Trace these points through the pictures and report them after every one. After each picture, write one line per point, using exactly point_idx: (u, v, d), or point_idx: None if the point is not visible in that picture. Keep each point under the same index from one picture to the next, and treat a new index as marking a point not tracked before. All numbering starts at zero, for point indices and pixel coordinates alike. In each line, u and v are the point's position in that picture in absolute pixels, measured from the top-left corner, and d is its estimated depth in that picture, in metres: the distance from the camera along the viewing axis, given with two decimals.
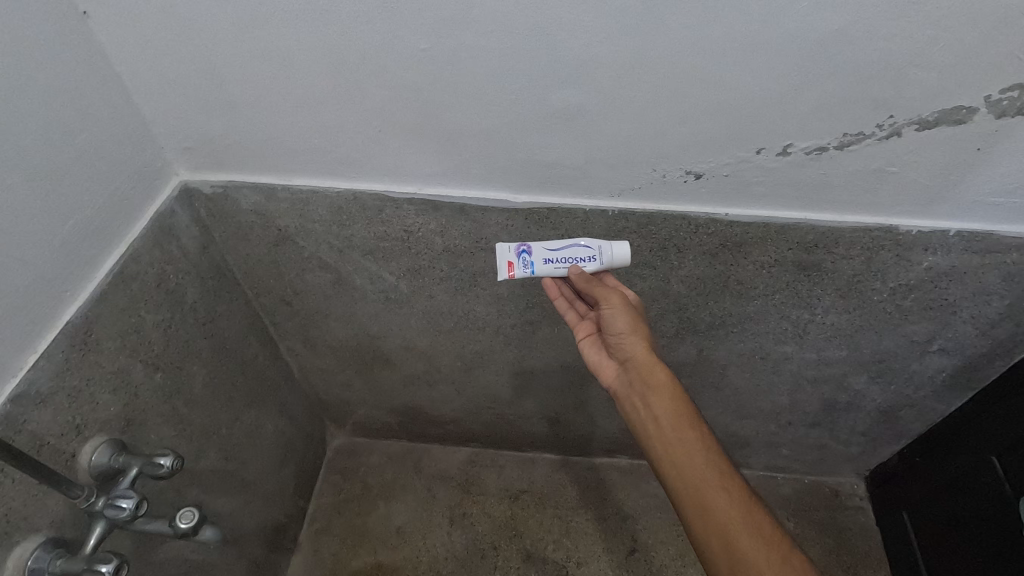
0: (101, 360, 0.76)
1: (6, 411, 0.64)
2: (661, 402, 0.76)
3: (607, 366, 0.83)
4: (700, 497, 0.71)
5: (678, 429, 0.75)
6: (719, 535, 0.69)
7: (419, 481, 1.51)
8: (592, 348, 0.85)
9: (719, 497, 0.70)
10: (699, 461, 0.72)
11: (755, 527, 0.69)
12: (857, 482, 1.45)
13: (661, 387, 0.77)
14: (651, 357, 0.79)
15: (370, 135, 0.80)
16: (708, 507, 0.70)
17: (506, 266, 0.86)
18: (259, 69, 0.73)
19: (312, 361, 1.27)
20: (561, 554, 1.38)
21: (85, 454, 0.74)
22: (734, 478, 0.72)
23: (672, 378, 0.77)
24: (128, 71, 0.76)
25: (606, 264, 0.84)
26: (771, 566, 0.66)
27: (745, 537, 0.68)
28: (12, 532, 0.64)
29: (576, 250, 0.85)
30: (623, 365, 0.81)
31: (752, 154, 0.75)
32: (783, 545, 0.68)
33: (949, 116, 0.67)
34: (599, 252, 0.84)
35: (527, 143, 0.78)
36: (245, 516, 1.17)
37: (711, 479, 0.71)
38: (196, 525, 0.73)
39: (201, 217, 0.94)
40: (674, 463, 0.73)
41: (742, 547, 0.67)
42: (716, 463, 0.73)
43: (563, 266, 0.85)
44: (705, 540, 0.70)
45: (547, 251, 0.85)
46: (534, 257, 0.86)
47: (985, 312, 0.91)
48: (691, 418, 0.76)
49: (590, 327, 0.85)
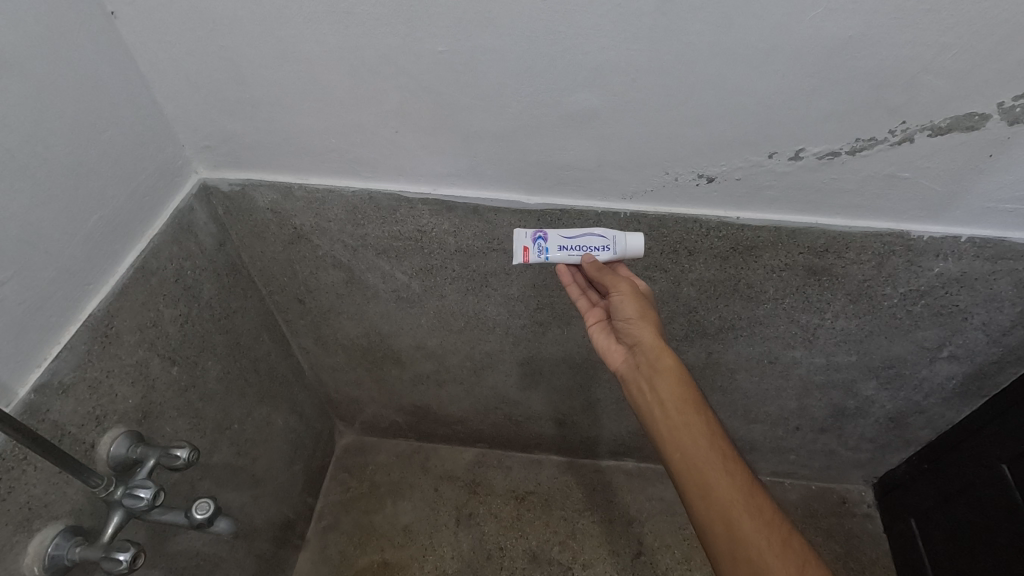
0: (120, 353, 0.77)
1: (29, 400, 0.66)
2: (668, 387, 0.76)
3: (615, 351, 0.83)
4: (704, 480, 0.71)
5: (683, 414, 0.75)
6: (721, 517, 0.69)
7: (426, 481, 1.52)
8: (601, 334, 0.85)
9: (722, 480, 0.71)
10: (704, 446, 0.73)
11: (757, 510, 0.69)
12: (865, 489, 1.45)
13: (669, 373, 0.77)
14: (660, 343, 0.79)
15: (387, 136, 0.81)
16: (711, 489, 0.70)
17: (522, 251, 0.86)
18: (281, 70, 0.75)
19: (323, 359, 1.29)
20: (567, 556, 1.39)
21: (103, 445, 0.75)
22: (737, 463, 0.73)
23: (679, 364, 0.77)
24: (152, 70, 0.77)
25: (619, 254, 0.84)
26: (771, 549, 0.67)
27: (747, 520, 0.68)
28: (34, 518, 0.66)
29: (590, 238, 0.85)
30: (631, 349, 0.81)
31: (764, 158, 0.76)
32: (783, 529, 0.69)
33: (961, 122, 0.67)
34: (613, 242, 0.84)
35: (541, 145, 0.79)
36: (256, 511, 1.18)
37: (715, 463, 0.72)
38: (211, 516, 0.74)
39: (218, 215, 0.96)
40: (679, 447, 0.73)
41: (744, 530, 0.68)
42: (720, 447, 0.73)
43: (576, 254, 0.85)
44: (706, 522, 0.70)
45: (563, 237, 0.85)
46: (549, 244, 0.85)
47: (997, 319, 0.91)
48: (697, 403, 0.76)
49: (599, 315, 0.86)
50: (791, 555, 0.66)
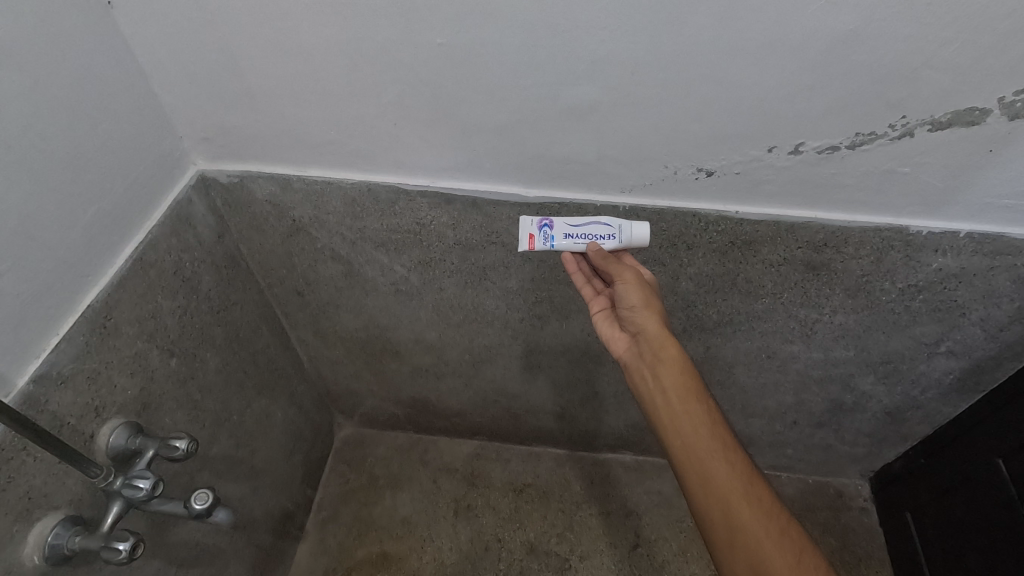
0: (119, 344, 0.77)
1: (28, 390, 0.66)
2: (671, 376, 0.76)
3: (618, 340, 0.83)
4: (704, 469, 0.71)
5: (686, 403, 0.75)
6: (720, 506, 0.70)
7: (425, 473, 1.53)
8: (604, 321, 0.85)
9: (723, 470, 0.71)
10: (705, 435, 0.73)
11: (756, 500, 0.70)
12: (861, 484, 1.45)
13: (672, 362, 0.76)
14: (664, 331, 0.78)
15: (386, 129, 0.81)
16: (711, 478, 0.71)
17: (527, 238, 0.86)
18: (279, 62, 0.74)
19: (323, 351, 1.29)
20: (565, 548, 1.39)
21: (102, 436, 0.75)
22: (737, 452, 0.73)
23: (682, 353, 0.77)
24: (150, 62, 0.77)
25: (625, 243, 0.84)
26: (768, 538, 0.68)
27: (745, 510, 0.69)
28: (34, 508, 0.66)
29: (596, 227, 0.84)
30: (635, 338, 0.81)
31: (764, 153, 0.75)
32: (781, 519, 0.69)
33: (961, 117, 0.67)
34: (618, 231, 0.84)
35: (540, 138, 0.79)
36: (255, 502, 1.19)
37: (716, 452, 0.72)
38: (209, 507, 0.74)
39: (217, 207, 0.96)
40: (680, 436, 0.73)
41: (742, 519, 0.69)
42: (721, 437, 0.73)
43: (582, 242, 0.84)
44: (705, 510, 0.71)
45: (569, 226, 0.85)
46: (555, 231, 0.85)
47: (995, 314, 0.92)
48: (699, 392, 0.76)
49: (603, 302, 0.85)
50: (787, 543, 0.67)
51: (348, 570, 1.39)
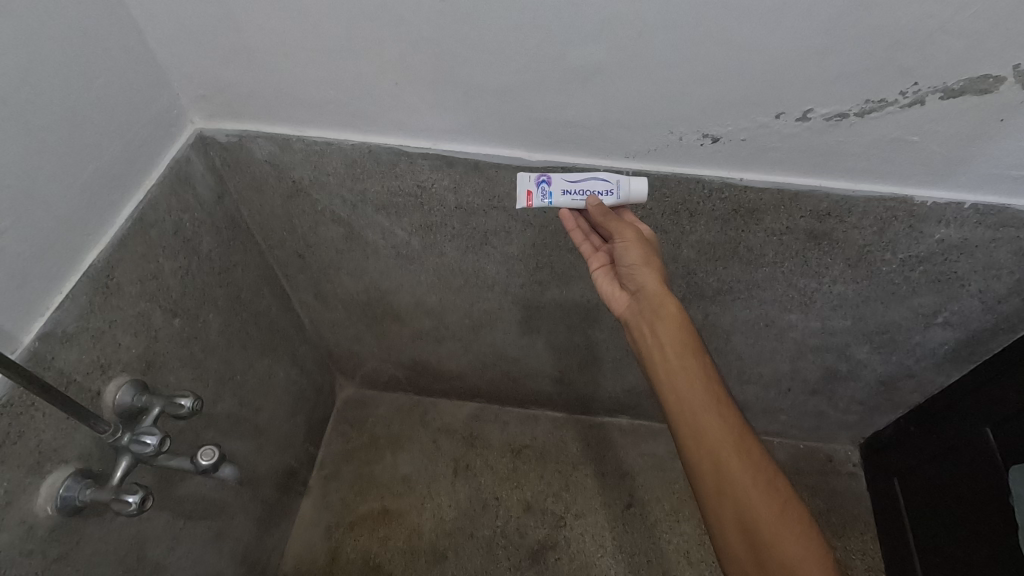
0: (122, 304, 0.78)
1: (34, 348, 0.67)
2: (669, 333, 0.76)
3: (618, 297, 0.83)
4: (697, 422, 0.73)
5: (682, 360, 0.76)
6: (711, 459, 0.71)
7: (425, 433, 1.56)
8: (603, 277, 0.84)
9: (714, 423, 0.73)
10: (699, 391, 0.74)
11: (745, 454, 0.72)
12: (851, 449, 1.49)
13: (671, 319, 0.77)
14: (664, 289, 0.78)
15: (387, 89, 0.80)
16: (703, 431, 0.72)
17: (525, 195, 0.85)
18: (276, 18, 0.72)
19: (324, 314, 1.30)
20: (560, 507, 1.44)
21: (109, 392, 0.77)
22: (729, 408, 0.75)
23: (682, 311, 0.77)
24: (144, 15, 0.75)
25: (623, 199, 0.83)
26: (754, 488, 0.71)
27: (735, 462, 0.71)
28: (44, 462, 0.67)
29: (595, 182, 0.83)
30: (635, 295, 0.81)
31: (771, 119, 0.74)
32: (768, 470, 0.72)
33: (974, 85, 0.66)
34: (616, 186, 0.83)
35: (544, 101, 0.77)
36: (259, 459, 1.22)
37: (709, 407, 0.74)
38: (215, 463, 0.76)
39: (216, 167, 0.95)
40: (676, 392, 0.74)
41: (731, 471, 0.71)
42: (714, 392, 0.75)
43: (580, 198, 0.83)
44: (697, 463, 0.72)
45: (567, 181, 0.83)
46: (553, 188, 0.84)
47: (994, 286, 0.92)
48: (695, 350, 0.77)
49: (603, 258, 0.84)
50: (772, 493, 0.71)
51: (350, 525, 1.43)
